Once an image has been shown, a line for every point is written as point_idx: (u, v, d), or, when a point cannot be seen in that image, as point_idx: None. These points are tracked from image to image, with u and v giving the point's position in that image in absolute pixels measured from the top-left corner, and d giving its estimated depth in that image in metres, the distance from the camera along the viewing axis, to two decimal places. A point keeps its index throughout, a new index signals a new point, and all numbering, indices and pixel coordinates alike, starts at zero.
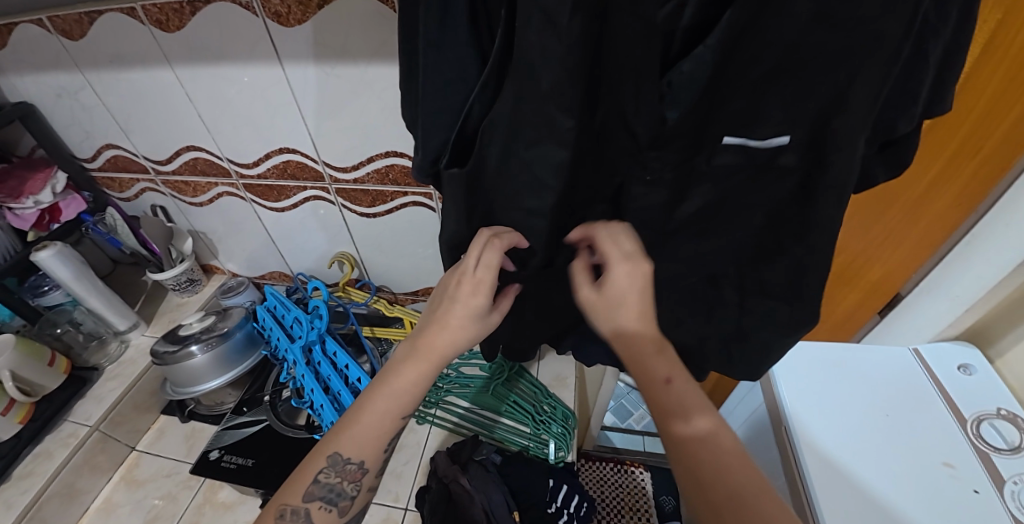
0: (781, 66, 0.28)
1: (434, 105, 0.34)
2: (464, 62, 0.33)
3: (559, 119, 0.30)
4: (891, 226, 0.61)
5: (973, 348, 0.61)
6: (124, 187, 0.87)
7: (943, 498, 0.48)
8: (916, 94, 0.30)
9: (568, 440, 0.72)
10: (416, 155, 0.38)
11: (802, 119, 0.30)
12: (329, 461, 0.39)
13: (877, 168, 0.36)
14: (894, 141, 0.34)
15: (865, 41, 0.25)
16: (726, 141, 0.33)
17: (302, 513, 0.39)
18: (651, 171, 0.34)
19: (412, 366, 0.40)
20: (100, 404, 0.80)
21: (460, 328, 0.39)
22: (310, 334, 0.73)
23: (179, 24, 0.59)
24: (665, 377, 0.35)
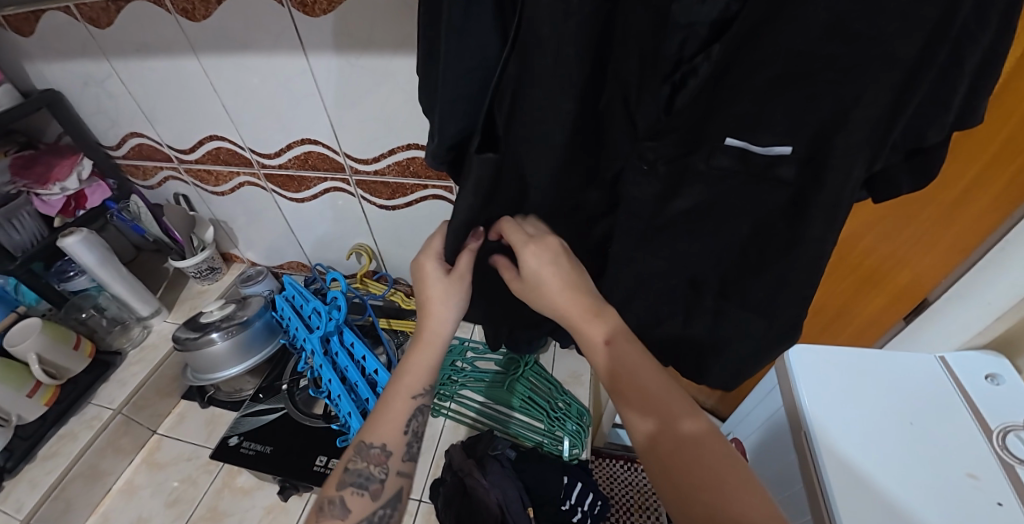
0: (789, 74, 0.27)
1: (452, 93, 0.30)
2: (488, 48, 0.29)
3: (563, 102, 0.30)
4: (921, 231, 0.61)
5: (999, 358, 0.59)
6: (148, 175, 0.88)
7: (964, 508, 0.48)
8: (948, 103, 0.27)
9: (583, 438, 0.73)
10: (430, 142, 0.33)
11: (803, 130, 0.29)
12: (356, 449, 0.41)
13: (902, 178, 0.32)
14: (922, 149, 0.30)
15: (881, 52, 0.24)
16: (728, 143, 0.31)
17: (338, 503, 0.39)
18: (648, 162, 0.33)
19: (417, 353, 0.43)
20: (123, 388, 0.82)
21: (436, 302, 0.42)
22: (329, 325, 0.72)
23: (205, 13, 0.59)
24: (602, 338, 0.33)
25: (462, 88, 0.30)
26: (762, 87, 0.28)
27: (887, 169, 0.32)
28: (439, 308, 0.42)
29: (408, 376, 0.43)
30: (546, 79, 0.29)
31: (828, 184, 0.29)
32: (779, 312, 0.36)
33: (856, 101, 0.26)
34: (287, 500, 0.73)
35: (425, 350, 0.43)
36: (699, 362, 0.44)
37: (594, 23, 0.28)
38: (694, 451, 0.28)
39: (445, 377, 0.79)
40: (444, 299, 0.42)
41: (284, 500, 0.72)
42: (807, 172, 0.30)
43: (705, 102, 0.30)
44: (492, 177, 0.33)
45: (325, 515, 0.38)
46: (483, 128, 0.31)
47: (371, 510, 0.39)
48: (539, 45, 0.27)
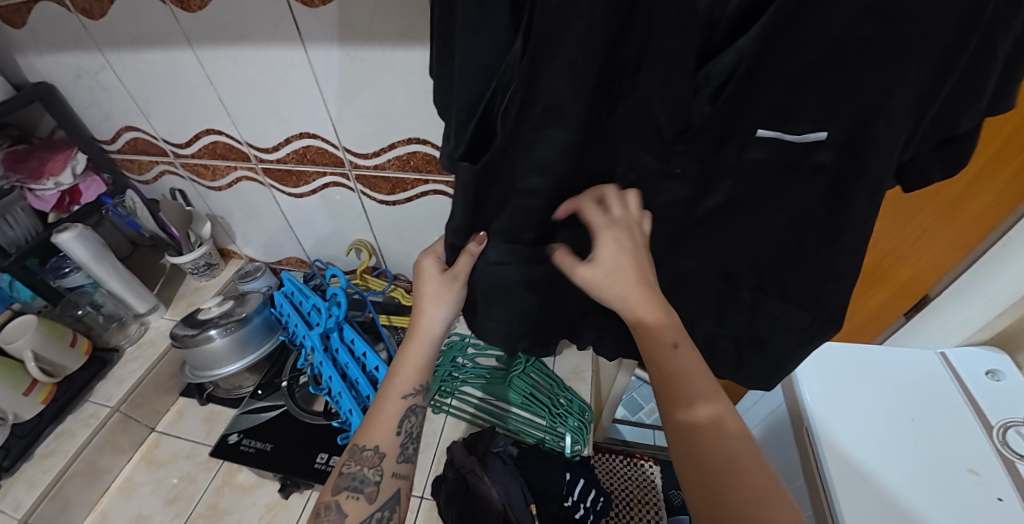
0: (825, 58, 0.26)
1: (466, 95, 0.30)
2: (503, 49, 0.28)
3: (570, 105, 0.29)
4: (925, 225, 0.60)
5: (1001, 354, 0.60)
6: (143, 169, 0.87)
7: (964, 503, 0.48)
8: (981, 90, 0.27)
9: (584, 434, 0.72)
10: (447, 144, 0.33)
11: (841, 115, 0.28)
12: (349, 453, 0.43)
13: (932, 167, 0.31)
14: (954, 138, 0.30)
15: (917, 32, 0.24)
16: (759, 134, 0.31)
17: (334, 506, 0.41)
18: (678, 164, 0.32)
19: (408, 352, 0.44)
20: (120, 385, 0.81)
21: (428, 302, 0.43)
22: (328, 322, 0.71)
23: (201, 4, 0.58)
24: (672, 341, 0.32)
25: (476, 86, 0.29)
26: (800, 71, 0.27)
27: (915, 160, 0.32)
28: (431, 307, 0.43)
29: (400, 375, 0.44)
30: (568, 64, 0.27)
31: (870, 170, 0.28)
32: None
33: (895, 82, 0.26)
34: (288, 497, 0.73)
35: (417, 349, 0.44)
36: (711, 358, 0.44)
37: (608, 22, 0.26)
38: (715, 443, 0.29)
39: (446, 374, 0.79)
40: (434, 301, 0.43)
41: (284, 497, 0.72)
42: (847, 156, 0.30)
43: (737, 98, 0.29)
44: (481, 183, 0.34)
45: (323, 519, 0.41)
46: (475, 135, 0.32)
47: (367, 513, 0.42)
48: (562, 37, 0.26)
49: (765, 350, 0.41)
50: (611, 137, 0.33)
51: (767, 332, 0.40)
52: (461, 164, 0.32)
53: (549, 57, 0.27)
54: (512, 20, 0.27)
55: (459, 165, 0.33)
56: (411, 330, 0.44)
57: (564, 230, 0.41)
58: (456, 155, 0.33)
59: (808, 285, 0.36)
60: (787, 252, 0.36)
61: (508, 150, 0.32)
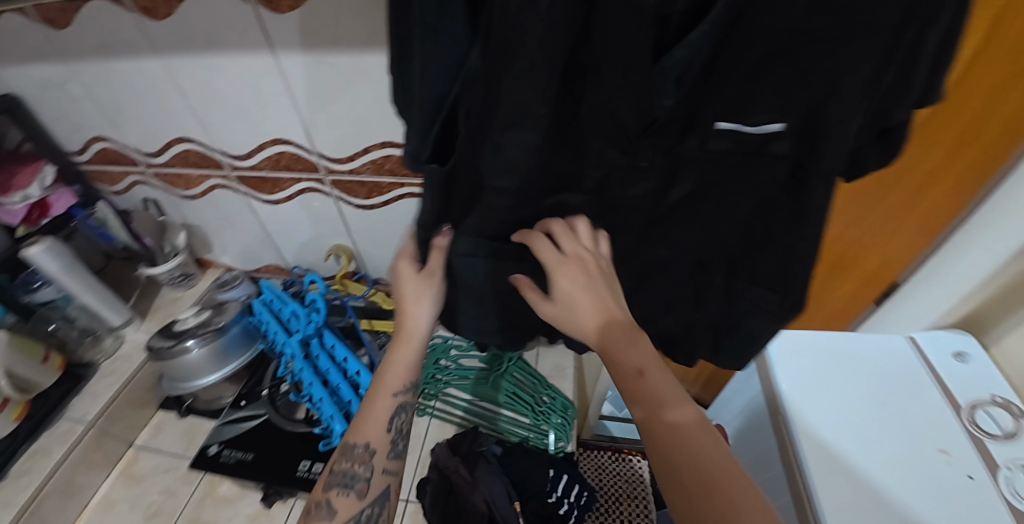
0: (776, 52, 0.27)
1: (432, 94, 0.30)
2: (464, 47, 0.29)
3: (536, 107, 0.28)
4: (886, 216, 0.63)
5: (968, 335, 0.63)
6: (115, 181, 0.85)
7: (937, 482, 0.50)
8: (910, 83, 0.28)
9: (567, 431, 0.73)
10: (409, 142, 0.34)
11: (793, 106, 0.29)
12: (341, 451, 0.43)
13: (873, 156, 0.34)
14: (890, 129, 0.32)
15: (861, 23, 0.24)
16: (719, 127, 0.31)
17: (325, 502, 0.42)
18: (645, 159, 0.33)
19: (396, 352, 0.45)
20: (96, 400, 0.79)
21: (410, 303, 0.43)
22: (306, 328, 0.72)
23: (166, 12, 0.57)
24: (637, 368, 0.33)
25: (440, 87, 0.30)
26: (755, 63, 0.28)
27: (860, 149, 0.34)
28: (414, 307, 0.43)
29: (389, 376, 0.44)
30: (529, 62, 0.26)
31: (826, 153, 0.28)
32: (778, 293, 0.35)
33: (847, 72, 0.25)
34: (270, 507, 0.71)
35: (404, 349, 0.44)
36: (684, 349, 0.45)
37: (569, 24, 0.25)
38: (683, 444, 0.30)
39: (430, 376, 0.79)
40: (418, 299, 0.43)
41: (267, 507, 0.71)
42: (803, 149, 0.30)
43: (697, 92, 0.30)
44: (450, 180, 0.34)
45: (314, 515, 0.41)
46: (441, 133, 0.32)
47: (358, 509, 0.42)
48: (519, 38, 0.25)
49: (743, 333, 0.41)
50: (580, 128, 0.33)
51: (737, 321, 0.41)
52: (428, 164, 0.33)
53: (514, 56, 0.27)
54: (469, 24, 0.28)
55: (426, 166, 0.33)
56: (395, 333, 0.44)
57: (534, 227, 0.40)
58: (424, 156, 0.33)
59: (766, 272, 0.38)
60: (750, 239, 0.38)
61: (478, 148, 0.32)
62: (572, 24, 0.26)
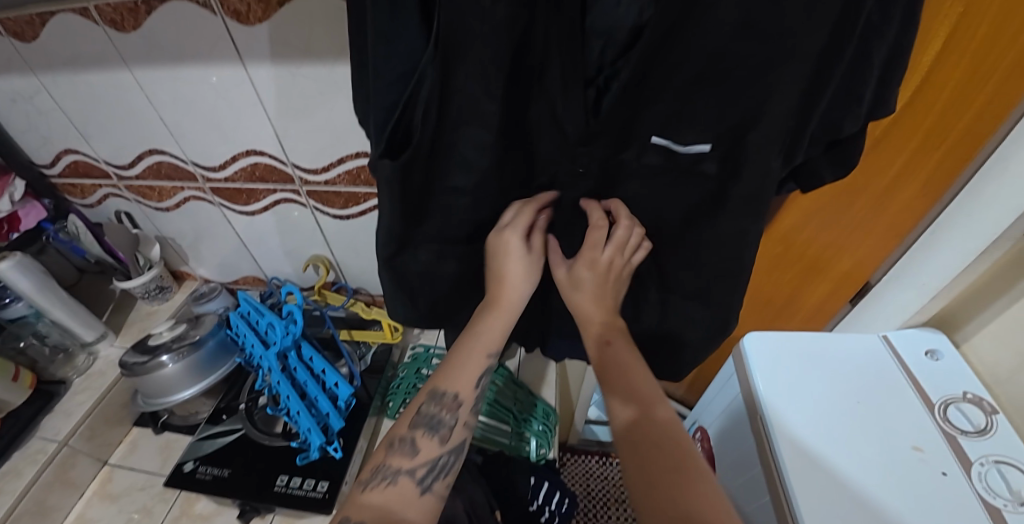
0: (705, 73, 0.30)
1: (385, 102, 0.30)
2: (416, 53, 0.29)
3: (484, 104, 0.31)
4: (857, 219, 0.69)
5: (941, 333, 0.67)
6: (86, 193, 0.83)
7: (914, 479, 0.51)
8: (860, 96, 0.31)
9: (549, 438, 0.74)
10: (370, 142, 0.33)
11: (719, 128, 0.33)
12: (429, 395, 0.41)
13: (824, 167, 0.38)
14: (837, 139, 0.34)
15: (788, 49, 0.27)
16: (654, 141, 0.35)
17: (409, 440, 0.39)
18: (582, 164, 0.37)
19: (489, 320, 0.42)
20: (68, 418, 0.77)
21: (515, 278, 0.41)
22: (284, 340, 0.69)
23: (135, 24, 0.57)
24: (603, 339, 0.40)
25: (391, 97, 0.30)
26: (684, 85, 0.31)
27: (812, 161, 0.38)
28: (518, 285, 0.41)
29: (482, 338, 0.42)
30: (479, 75, 0.29)
31: (746, 179, 0.33)
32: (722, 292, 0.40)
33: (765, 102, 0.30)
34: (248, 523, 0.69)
35: (498, 320, 0.42)
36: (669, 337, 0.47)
37: (510, 27, 0.27)
38: (655, 436, 0.34)
39: (410, 386, 0.79)
40: (526, 275, 0.41)
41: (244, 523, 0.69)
42: (726, 168, 0.35)
43: (632, 102, 0.32)
44: (402, 185, 0.34)
45: (396, 451, 0.39)
46: (391, 131, 0.31)
47: (437, 455, 0.39)
48: (468, 41, 0.28)
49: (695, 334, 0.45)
50: (530, 136, 0.36)
51: None
52: (382, 160, 0.32)
53: (465, 62, 0.29)
54: (423, 32, 0.28)
55: (379, 163, 0.32)
56: (492, 301, 0.41)
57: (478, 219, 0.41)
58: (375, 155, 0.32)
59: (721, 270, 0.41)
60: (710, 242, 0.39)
61: (433, 159, 0.34)
62: (512, 33, 0.28)
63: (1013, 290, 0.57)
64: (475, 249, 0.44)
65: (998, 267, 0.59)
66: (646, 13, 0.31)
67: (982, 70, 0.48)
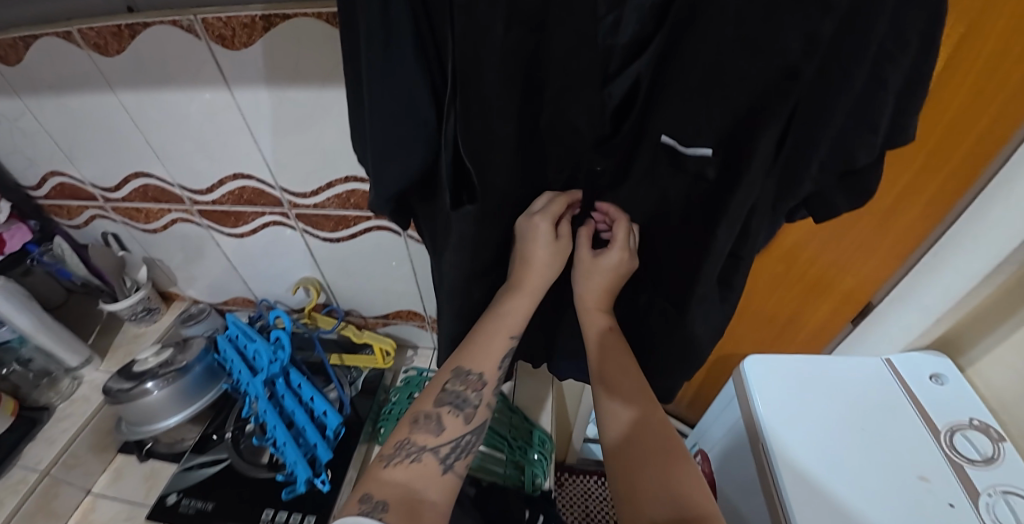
0: (708, 84, 0.29)
1: (386, 136, 0.32)
2: (414, 90, 0.31)
3: (503, 128, 0.33)
4: (859, 239, 0.68)
5: (946, 359, 0.65)
6: (73, 214, 0.81)
7: (921, 509, 0.49)
8: (875, 124, 0.30)
9: (545, 466, 0.72)
10: (372, 190, 0.36)
11: (720, 137, 0.32)
12: (454, 373, 0.42)
13: (837, 197, 0.37)
14: (851, 169, 0.33)
15: (791, 78, 0.27)
16: (663, 141, 0.34)
17: (434, 418, 0.39)
18: (598, 163, 0.39)
19: (513, 299, 0.43)
20: (51, 446, 0.75)
21: (544, 265, 0.42)
22: (272, 368, 0.68)
23: (119, 48, 0.56)
24: (606, 325, 0.46)
25: (402, 132, 0.32)
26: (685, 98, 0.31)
27: (825, 190, 0.37)
28: (540, 269, 0.42)
29: (508, 318, 0.43)
30: (494, 97, 0.31)
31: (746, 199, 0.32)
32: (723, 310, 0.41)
33: (764, 113, 0.29)
34: None
35: (523, 300, 0.43)
36: (686, 351, 0.48)
37: (517, 52, 0.30)
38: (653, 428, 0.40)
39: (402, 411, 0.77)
40: (555, 260, 0.42)
41: None
42: (724, 173, 0.34)
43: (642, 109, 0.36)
44: (478, 217, 0.38)
45: (422, 426, 0.39)
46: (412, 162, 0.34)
47: (462, 433, 0.40)
48: (480, 71, 0.29)
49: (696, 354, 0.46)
50: (544, 144, 0.38)
51: None
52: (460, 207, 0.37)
53: (476, 86, 0.30)
54: (419, 65, 0.30)
55: (460, 208, 0.37)
56: (517, 284, 0.43)
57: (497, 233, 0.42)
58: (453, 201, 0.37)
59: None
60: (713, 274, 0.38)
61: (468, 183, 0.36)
62: (518, 51, 0.30)
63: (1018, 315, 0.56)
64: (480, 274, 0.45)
65: (1002, 292, 0.58)
66: (648, 26, 0.33)
67: (983, 96, 0.48)
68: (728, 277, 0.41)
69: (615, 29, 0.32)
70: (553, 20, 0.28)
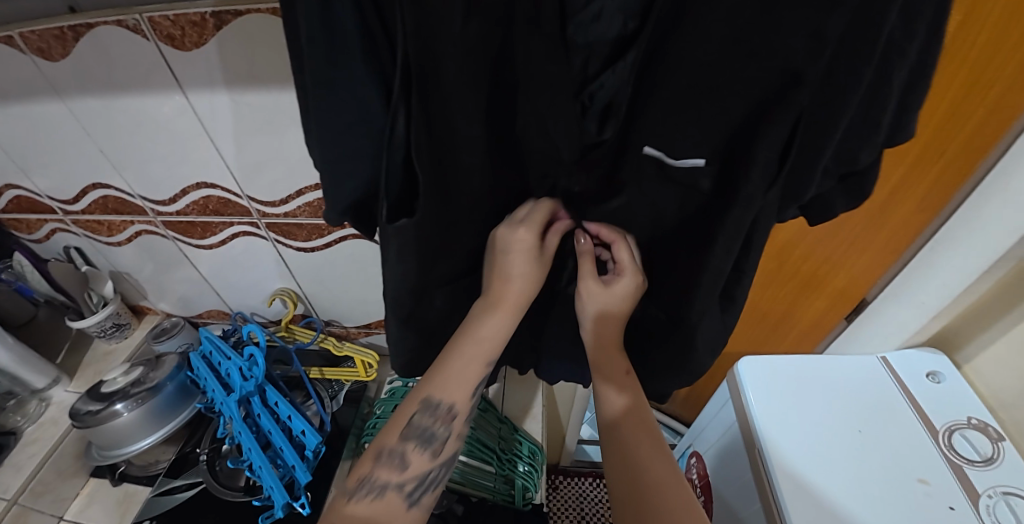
0: (697, 85, 0.26)
1: (337, 148, 0.28)
2: (366, 102, 0.27)
3: (467, 133, 0.29)
4: (856, 234, 0.67)
5: (943, 355, 0.63)
6: (33, 228, 0.76)
7: (922, 513, 0.47)
8: (879, 122, 0.28)
9: (535, 479, 0.69)
10: (326, 200, 0.31)
11: (715, 146, 0.29)
12: (422, 405, 0.37)
13: (837, 199, 0.34)
14: (853, 172, 0.31)
15: (790, 75, 0.23)
16: (646, 152, 0.31)
17: (399, 453, 0.36)
18: (576, 185, 0.37)
19: (492, 317, 0.38)
20: (18, 473, 0.72)
21: (522, 277, 0.37)
22: (245, 386, 0.64)
23: (63, 52, 0.51)
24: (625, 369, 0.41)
25: (359, 144, 0.28)
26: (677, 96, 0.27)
27: (825, 193, 0.34)
28: (520, 278, 0.37)
29: (484, 343, 0.37)
30: (456, 92, 0.27)
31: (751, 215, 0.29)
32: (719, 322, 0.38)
33: (763, 114, 0.26)
34: None
35: (501, 317, 0.38)
36: (676, 366, 0.45)
37: (485, 48, 0.26)
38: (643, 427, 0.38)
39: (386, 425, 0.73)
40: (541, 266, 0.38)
41: None
42: (719, 183, 0.31)
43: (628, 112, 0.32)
44: (417, 237, 0.32)
45: (385, 463, 0.36)
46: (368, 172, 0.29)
47: (428, 469, 0.37)
48: (437, 62, 0.25)
49: (689, 366, 0.44)
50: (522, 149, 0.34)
51: None
52: (399, 223, 0.30)
53: (437, 84, 0.26)
54: (372, 71, 0.26)
55: (399, 226, 0.30)
56: (495, 299, 0.38)
57: (468, 234, 0.39)
58: (388, 217, 0.30)
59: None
60: (708, 286, 0.35)
61: (433, 199, 0.31)
62: (486, 48, 0.26)
63: (1017, 310, 0.54)
64: (458, 287, 0.43)
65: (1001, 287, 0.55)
66: (632, 23, 0.29)
67: (984, 76, 0.48)
68: (730, 291, 0.39)
69: (595, 23, 0.29)
70: (523, 13, 0.25)
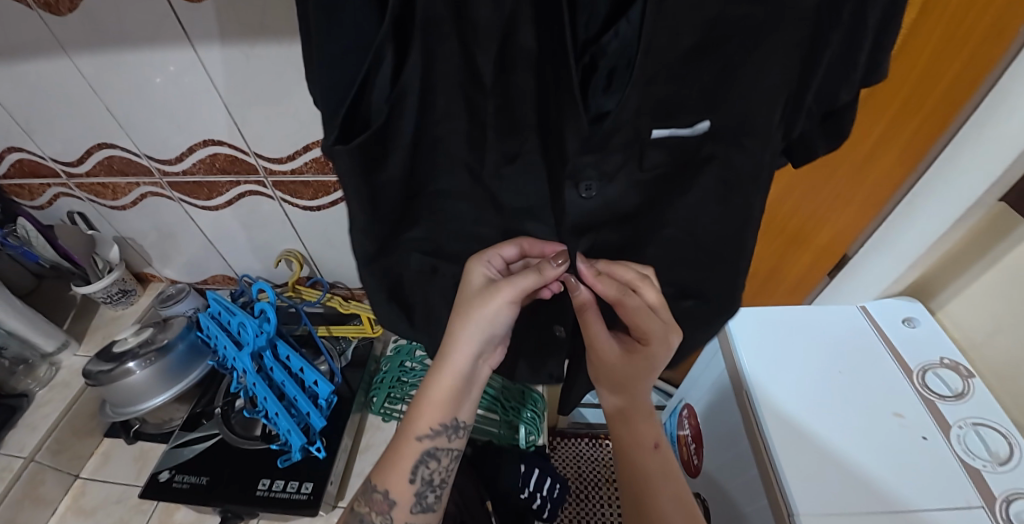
0: (703, 44, 0.28)
1: (325, 77, 0.27)
2: (364, 28, 0.26)
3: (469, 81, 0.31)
4: (838, 191, 0.70)
5: (918, 302, 0.67)
6: (36, 194, 0.77)
7: (896, 445, 0.51)
8: (856, 62, 0.29)
9: (538, 424, 0.72)
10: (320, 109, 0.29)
11: (715, 104, 0.32)
12: (364, 491, 0.47)
13: (820, 139, 0.37)
14: (835, 112, 0.34)
15: (780, 14, 0.26)
16: (654, 135, 0.32)
17: None
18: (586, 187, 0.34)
19: (438, 379, 0.44)
20: (33, 433, 0.74)
21: (476, 318, 0.42)
22: (257, 340, 0.66)
23: (70, 7, 0.52)
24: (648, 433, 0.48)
25: (348, 69, 0.27)
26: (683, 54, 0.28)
27: (807, 135, 0.36)
28: (466, 326, 0.42)
29: (420, 419, 0.45)
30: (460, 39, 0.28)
31: (746, 152, 0.33)
32: (714, 257, 0.41)
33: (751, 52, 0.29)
34: None
35: (443, 380, 0.44)
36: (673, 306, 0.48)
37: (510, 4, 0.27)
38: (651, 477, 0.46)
39: (393, 379, 0.77)
40: (487, 302, 0.41)
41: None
42: (729, 140, 0.33)
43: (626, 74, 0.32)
44: (366, 164, 0.31)
45: None
46: (346, 120, 0.28)
47: None
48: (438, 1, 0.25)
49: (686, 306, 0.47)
50: (514, 124, 0.34)
51: None
52: (337, 148, 0.29)
53: (443, 27, 0.28)
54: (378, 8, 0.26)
55: (333, 150, 0.29)
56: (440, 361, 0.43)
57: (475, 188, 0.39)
58: (327, 140, 0.29)
59: (723, 245, 0.39)
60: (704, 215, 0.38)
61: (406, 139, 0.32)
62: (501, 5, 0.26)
63: (989, 254, 0.58)
64: None
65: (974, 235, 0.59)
66: None
67: (959, 30, 0.51)
68: None
69: None
70: None
